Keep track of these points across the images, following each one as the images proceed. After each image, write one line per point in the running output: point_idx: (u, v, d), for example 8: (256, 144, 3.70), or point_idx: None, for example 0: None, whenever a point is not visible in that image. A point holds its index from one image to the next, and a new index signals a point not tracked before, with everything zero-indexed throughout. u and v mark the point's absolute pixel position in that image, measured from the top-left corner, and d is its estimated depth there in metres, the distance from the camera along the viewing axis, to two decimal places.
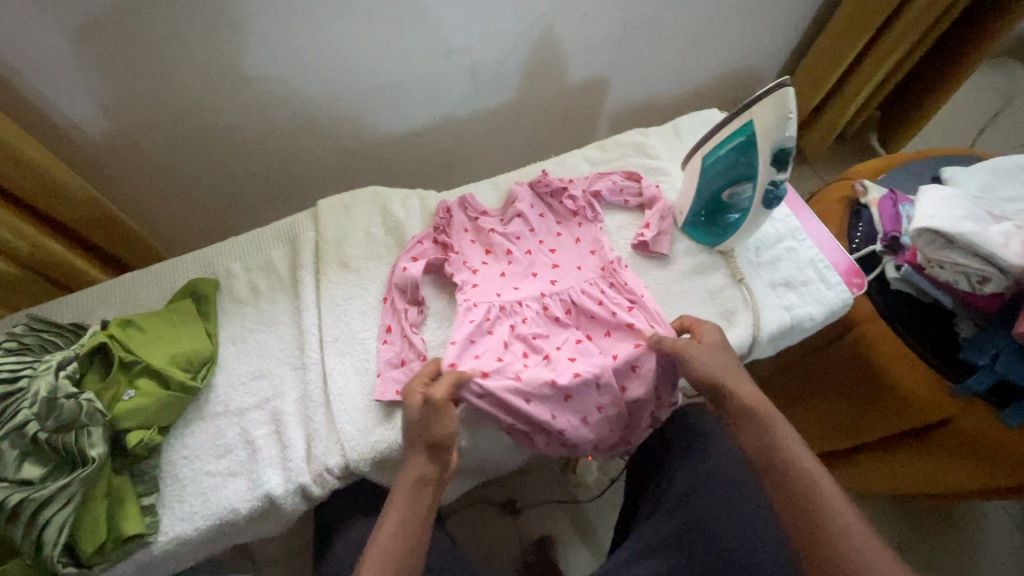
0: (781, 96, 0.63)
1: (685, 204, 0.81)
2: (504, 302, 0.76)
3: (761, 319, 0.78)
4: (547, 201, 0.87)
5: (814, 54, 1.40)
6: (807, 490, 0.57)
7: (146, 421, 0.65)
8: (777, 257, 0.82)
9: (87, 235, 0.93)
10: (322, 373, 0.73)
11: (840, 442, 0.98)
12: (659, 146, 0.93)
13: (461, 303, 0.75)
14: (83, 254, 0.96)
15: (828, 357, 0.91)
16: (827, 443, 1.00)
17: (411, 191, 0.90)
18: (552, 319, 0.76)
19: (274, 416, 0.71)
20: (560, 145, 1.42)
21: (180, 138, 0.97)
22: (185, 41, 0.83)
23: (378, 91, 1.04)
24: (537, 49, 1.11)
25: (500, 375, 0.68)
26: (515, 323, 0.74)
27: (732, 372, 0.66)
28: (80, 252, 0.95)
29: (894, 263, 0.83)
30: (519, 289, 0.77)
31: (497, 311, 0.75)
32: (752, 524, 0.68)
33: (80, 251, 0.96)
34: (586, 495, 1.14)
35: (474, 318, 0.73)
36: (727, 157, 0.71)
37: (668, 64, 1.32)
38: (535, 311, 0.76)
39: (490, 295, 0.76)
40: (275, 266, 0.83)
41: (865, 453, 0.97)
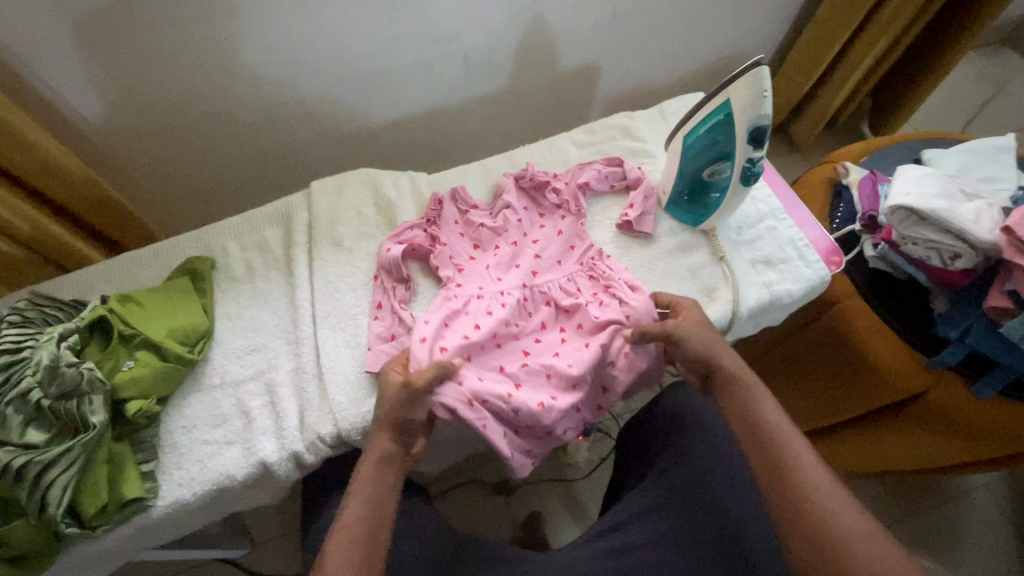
0: (756, 75, 0.65)
1: (668, 184, 0.83)
2: (484, 293, 0.77)
3: (741, 296, 0.80)
4: (533, 195, 0.89)
5: (804, 41, 1.42)
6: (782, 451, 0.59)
7: (145, 391, 0.68)
8: (757, 236, 0.85)
9: (87, 217, 0.96)
10: (314, 347, 0.76)
11: (818, 421, 1.01)
12: (645, 129, 0.96)
13: (442, 294, 0.77)
14: (82, 236, 0.98)
15: (807, 335, 0.94)
16: (805, 422, 1.04)
17: (402, 173, 0.92)
18: (526, 311, 0.78)
19: (268, 388, 0.74)
20: (552, 131, 1.44)
21: (177, 123, 0.99)
22: (182, 26, 0.85)
23: (372, 77, 1.06)
24: (528, 35, 1.13)
25: (464, 359, 0.71)
26: (493, 306, 0.76)
27: (715, 343, 0.68)
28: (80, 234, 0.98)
29: (871, 242, 0.85)
30: (501, 282, 0.79)
31: (475, 299, 0.77)
32: (733, 487, 0.71)
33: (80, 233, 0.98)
34: (575, 474, 1.17)
35: (452, 305, 0.75)
36: (706, 136, 0.73)
37: (659, 50, 1.34)
38: (514, 300, 0.77)
39: (472, 289, 0.78)
40: (270, 245, 0.86)
41: (842, 432, 1.00)
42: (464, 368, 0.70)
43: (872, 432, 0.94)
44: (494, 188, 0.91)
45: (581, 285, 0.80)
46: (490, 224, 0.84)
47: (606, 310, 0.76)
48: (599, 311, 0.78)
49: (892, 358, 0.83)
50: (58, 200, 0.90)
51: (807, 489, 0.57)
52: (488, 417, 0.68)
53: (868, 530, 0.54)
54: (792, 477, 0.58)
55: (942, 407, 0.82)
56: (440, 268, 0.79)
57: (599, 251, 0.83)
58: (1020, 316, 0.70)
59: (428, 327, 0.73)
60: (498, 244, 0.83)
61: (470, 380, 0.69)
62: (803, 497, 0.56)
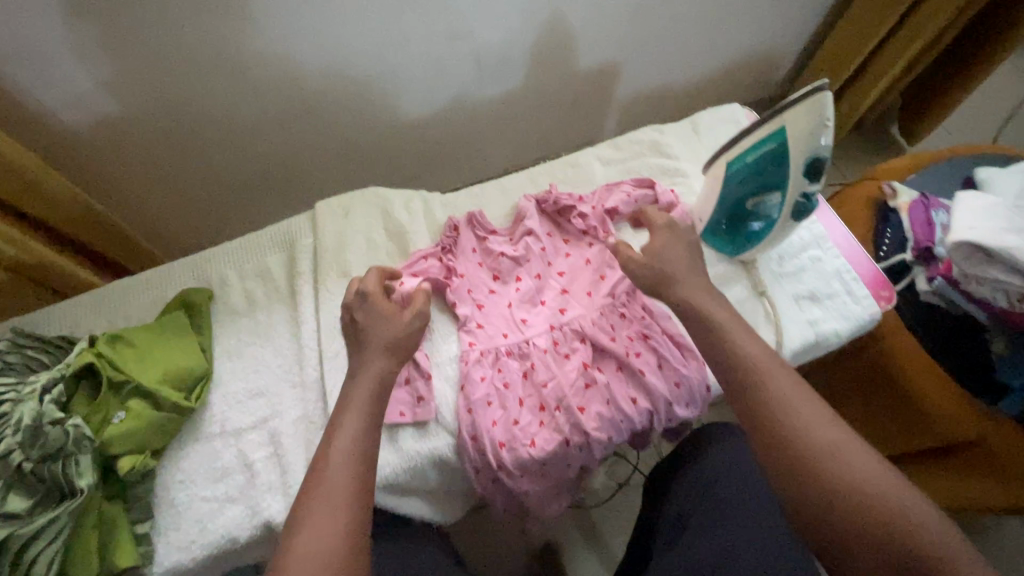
0: (818, 101, 0.58)
1: (704, 211, 0.75)
2: (511, 344, 0.73)
3: (784, 336, 0.74)
4: (557, 219, 0.83)
5: (831, 43, 1.33)
6: (758, 380, 0.54)
7: (138, 445, 0.63)
8: (801, 268, 0.78)
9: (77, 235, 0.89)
10: (321, 392, 0.70)
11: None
12: (677, 145, 0.88)
13: (469, 349, 0.72)
14: (71, 255, 0.91)
15: (850, 367, 0.87)
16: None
17: (413, 194, 0.85)
18: (562, 356, 0.72)
19: (273, 437, 0.68)
20: (568, 134, 1.35)
21: (170, 132, 0.92)
22: (173, 25, 0.77)
23: (378, 79, 0.98)
24: (544, 35, 1.05)
25: (515, 442, 0.67)
26: (527, 366, 0.72)
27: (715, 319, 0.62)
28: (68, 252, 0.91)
29: (926, 276, 0.79)
30: (526, 325, 0.74)
31: (505, 354, 0.72)
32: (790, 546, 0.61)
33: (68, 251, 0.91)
34: (592, 500, 1.10)
35: (485, 374, 0.71)
36: (754, 165, 0.65)
37: (682, 48, 1.25)
38: (547, 349, 0.72)
39: (496, 337, 0.73)
40: (272, 273, 0.79)
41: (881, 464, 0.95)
42: (518, 458, 0.66)
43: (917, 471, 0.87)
44: (514, 210, 0.84)
45: (613, 323, 0.74)
46: (511, 251, 0.78)
47: (645, 363, 0.71)
48: (638, 352, 0.72)
49: (941, 395, 0.77)
50: (42, 219, 0.83)
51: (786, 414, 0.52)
52: (547, 482, 0.70)
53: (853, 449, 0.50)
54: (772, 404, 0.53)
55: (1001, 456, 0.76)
56: (458, 304, 0.74)
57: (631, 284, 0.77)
58: None
59: (471, 417, 0.68)
60: (520, 277, 0.78)
61: (528, 466, 0.67)
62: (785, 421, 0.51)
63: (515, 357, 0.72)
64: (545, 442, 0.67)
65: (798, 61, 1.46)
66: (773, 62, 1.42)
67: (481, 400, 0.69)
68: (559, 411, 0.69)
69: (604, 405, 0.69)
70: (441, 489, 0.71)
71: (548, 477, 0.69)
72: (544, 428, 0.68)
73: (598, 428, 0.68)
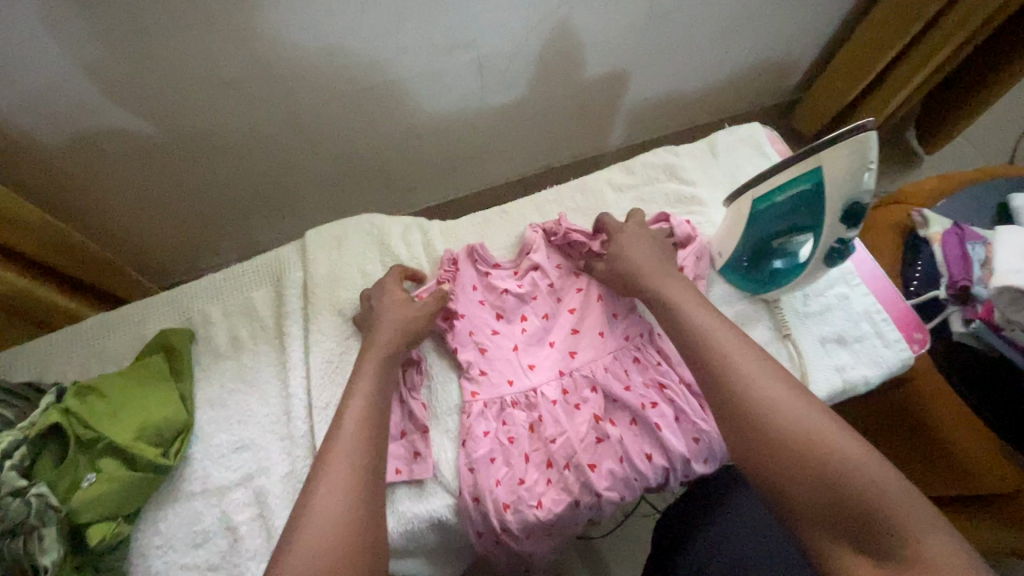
0: (862, 142, 0.52)
1: (727, 246, 0.70)
2: (517, 393, 0.68)
3: (810, 385, 0.68)
4: (566, 250, 0.77)
5: (845, 56, 1.26)
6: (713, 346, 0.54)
7: (109, 511, 0.57)
8: (827, 307, 0.72)
9: (58, 264, 0.83)
10: (310, 447, 0.65)
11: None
12: (694, 170, 0.82)
13: (472, 400, 0.67)
14: (53, 285, 0.85)
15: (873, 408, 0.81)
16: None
17: (411, 222, 0.80)
18: (571, 405, 0.67)
19: (258, 496, 0.63)
20: (574, 142, 1.28)
21: (149, 150, 0.85)
22: (148, 39, 0.70)
23: (375, 92, 0.91)
24: (551, 43, 0.98)
25: (521, 503, 0.62)
26: (534, 417, 0.67)
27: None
28: (52, 283, 0.85)
29: (962, 317, 0.73)
30: (534, 371, 0.69)
31: (510, 404, 0.67)
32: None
33: (52, 281, 0.85)
34: (599, 532, 0.99)
35: (489, 427, 0.66)
36: (785, 205, 0.60)
37: (696, 54, 1.18)
38: (556, 398, 0.67)
39: (501, 385, 0.68)
40: (258, 311, 0.73)
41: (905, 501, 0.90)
42: (524, 520, 0.61)
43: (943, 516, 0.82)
44: (519, 241, 0.79)
45: (626, 370, 0.69)
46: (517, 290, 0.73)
47: (662, 416, 0.66)
48: (654, 403, 0.67)
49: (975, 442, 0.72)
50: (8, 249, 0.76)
51: (733, 369, 0.52)
52: (552, 543, 0.65)
53: (797, 402, 0.48)
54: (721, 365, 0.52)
55: None
56: (459, 348, 0.69)
57: (645, 326, 0.72)
58: None
59: (473, 475, 0.63)
60: (525, 317, 0.73)
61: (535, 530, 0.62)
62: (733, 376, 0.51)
63: (522, 407, 0.67)
64: (552, 503, 0.62)
65: (816, 67, 1.39)
66: (790, 66, 1.35)
67: (485, 457, 0.64)
68: (568, 469, 0.63)
69: (616, 463, 0.64)
70: (439, 548, 0.66)
71: (555, 539, 0.64)
72: (551, 488, 0.63)
73: (611, 488, 0.63)
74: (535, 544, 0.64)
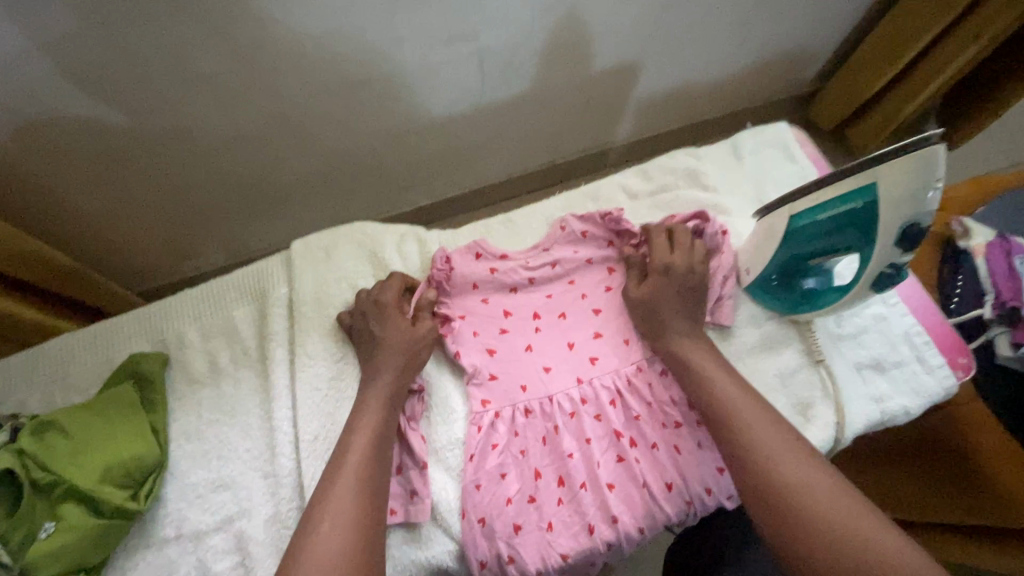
0: (927, 156, 0.47)
1: (755, 263, 0.63)
2: (530, 400, 0.63)
3: (846, 416, 0.62)
4: (603, 245, 0.72)
5: (869, 47, 1.18)
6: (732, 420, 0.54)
7: (72, 564, 0.52)
8: (864, 328, 0.66)
9: (29, 278, 0.75)
10: (296, 486, 0.59)
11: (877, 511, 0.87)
12: (716, 175, 0.75)
13: (482, 410, 0.62)
14: (27, 301, 0.78)
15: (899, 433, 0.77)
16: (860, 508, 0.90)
17: (406, 231, 0.73)
18: (590, 417, 0.62)
19: (238, 542, 0.57)
20: (580, 137, 1.21)
21: (121, 150, 0.78)
22: (108, 31, 0.62)
23: (366, 86, 0.83)
24: (558, 33, 0.90)
25: (531, 525, 0.57)
26: (549, 429, 0.62)
27: (759, 416, 0.54)
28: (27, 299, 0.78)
29: (1010, 341, 0.66)
30: (550, 375, 0.64)
31: (522, 414, 0.62)
32: None
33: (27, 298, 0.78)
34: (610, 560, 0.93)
35: (498, 438, 0.61)
36: (827, 224, 0.54)
37: (711, 43, 1.10)
38: (572, 408, 0.63)
39: (513, 391, 0.63)
40: (239, 332, 0.67)
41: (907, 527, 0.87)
42: (535, 545, 0.56)
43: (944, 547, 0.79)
44: (545, 233, 0.74)
45: (651, 383, 0.64)
46: (528, 283, 0.69)
47: (688, 436, 0.61)
48: (680, 422, 0.62)
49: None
50: None
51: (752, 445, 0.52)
52: None
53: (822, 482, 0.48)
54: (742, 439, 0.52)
55: None
56: (465, 353, 0.64)
57: None
58: None
59: (479, 494, 0.58)
60: (540, 316, 0.68)
61: (546, 561, 0.56)
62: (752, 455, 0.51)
63: (534, 416, 0.63)
64: (564, 525, 0.58)
65: (836, 58, 1.31)
66: (809, 57, 1.27)
67: (492, 472, 0.59)
68: (583, 489, 0.59)
69: (635, 487, 0.59)
70: None
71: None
72: (563, 508, 0.59)
73: (629, 514, 0.58)
74: None
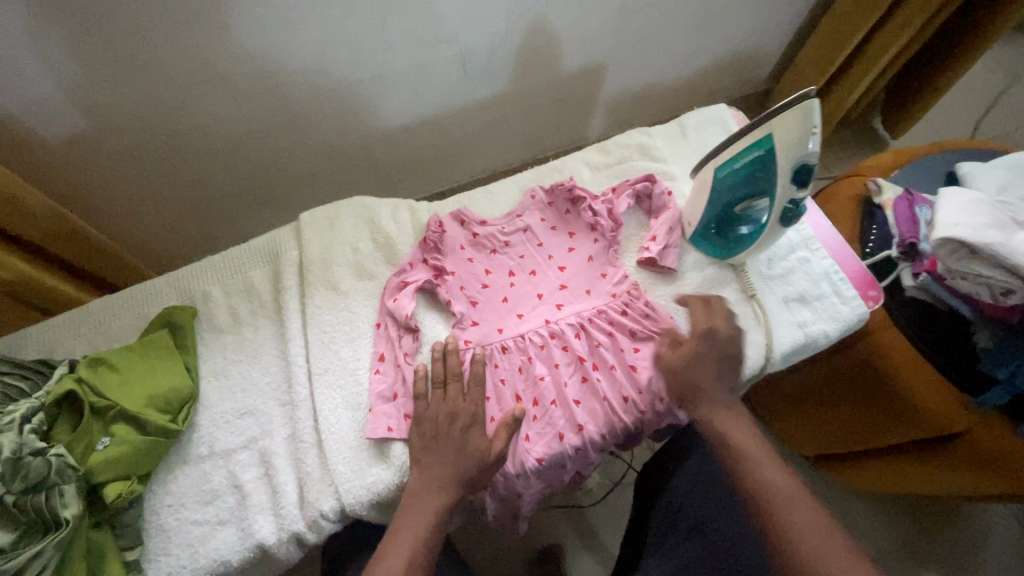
0: (805, 108, 0.58)
1: (695, 215, 0.76)
2: (506, 339, 0.74)
3: (774, 340, 0.74)
4: (565, 210, 0.83)
5: (812, 46, 1.32)
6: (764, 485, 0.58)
7: (124, 472, 0.61)
8: (789, 270, 0.78)
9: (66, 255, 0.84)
10: (311, 411, 0.69)
11: (817, 449, 1.01)
12: (665, 148, 0.88)
13: (466, 348, 0.72)
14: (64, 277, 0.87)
15: (823, 371, 0.89)
16: (804, 449, 1.05)
17: (400, 203, 0.84)
18: (558, 349, 0.74)
19: (263, 457, 0.68)
20: (555, 133, 1.33)
21: (150, 143, 0.87)
22: (150, 41, 0.73)
23: (362, 86, 0.95)
24: (529, 37, 1.02)
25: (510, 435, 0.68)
26: (523, 361, 0.73)
27: (788, 487, 0.58)
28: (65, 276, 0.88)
29: (911, 272, 0.79)
30: (523, 319, 0.76)
31: (500, 350, 0.73)
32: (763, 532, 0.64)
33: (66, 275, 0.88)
34: (587, 499, 1.09)
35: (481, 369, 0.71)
36: (742, 170, 0.66)
37: (670, 46, 1.23)
38: (544, 343, 0.74)
39: (492, 332, 0.74)
40: (256, 289, 0.78)
41: (839, 463, 1.02)
42: (517, 451, 0.67)
43: (883, 471, 0.92)
44: (517, 202, 0.86)
45: (611, 320, 0.75)
46: (504, 246, 0.81)
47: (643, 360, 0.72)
48: (635, 349, 0.73)
49: (945, 408, 0.76)
50: (31, 241, 0.78)
51: (788, 522, 0.55)
52: (541, 484, 0.70)
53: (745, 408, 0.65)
54: (771, 511, 0.56)
55: (987, 452, 0.76)
56: (452, 302, 0.75)
57: (631, 281, 0.78)
58: None
59: None
60: (515, 274, 0.79)
61: (524, 464, 0.67)
62: (777, 526, 0.55)
63: (511, 351, 0.73)
64: (539, 435, 0.68)
65: (785, 57, 1.45)
66: (761, 57, 1.41)
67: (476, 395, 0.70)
68: (554, 406, 0.70)
69: (598, 402, 0.70)
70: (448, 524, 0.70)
71: (543, 479, 0.69)
72: (537, 423, 0.69)
73: (592, 424, 0.69)
74: (524, 486, 0.68)
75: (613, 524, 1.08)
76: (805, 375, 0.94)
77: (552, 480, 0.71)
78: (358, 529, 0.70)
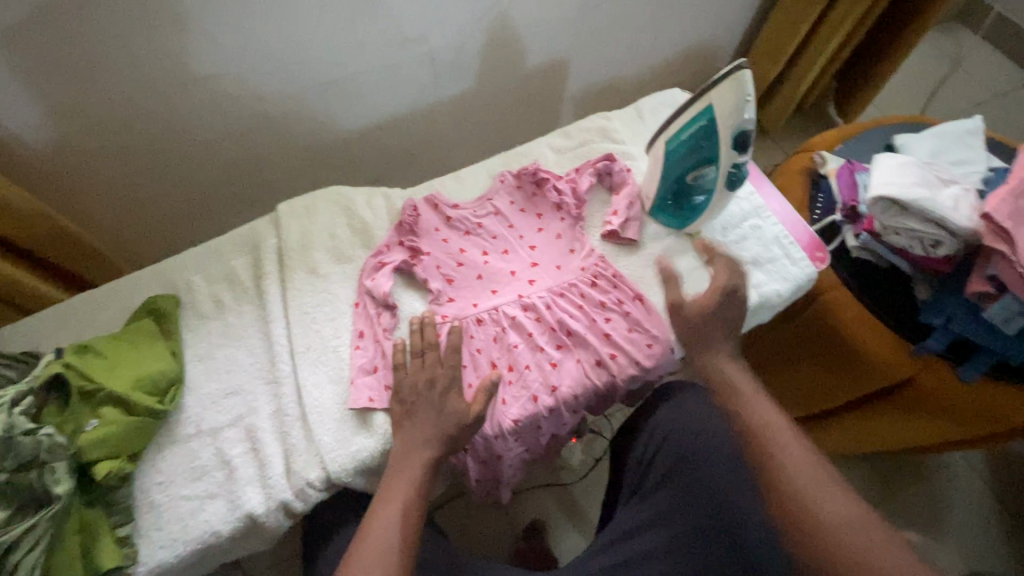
0: (739, 79, 0.66)
1: (651, 188, 0.81)
2: (481, 312, 0.77)
3: None
4: (532, 192, 0.88)
5: (763, 37, 1.40)
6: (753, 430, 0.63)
7: (114, 450, 0.63)
8: (743, 236, 0.84)
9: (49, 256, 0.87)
10: (295, 387, 0.72)
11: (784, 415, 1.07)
12: (624, 130, 0.93)
13: (442, 322, 0.76)
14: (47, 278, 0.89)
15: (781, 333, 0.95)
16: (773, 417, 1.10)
17: (375, 190, 0.88)
18: (531, 320, 0.78)
19: (250, 434, 0.70)
20: (523, 129, 1.38)
21: (128, 145, 0.90)
22: (129, 46, 0.76)
23: (335, 86, 0.99)
24: (493, 34, 1.07)
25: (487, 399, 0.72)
26: (497, 331, 0.77)
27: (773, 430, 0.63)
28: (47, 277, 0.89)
29: (854, 232, 0.86)
30: (497, 294, 0.79)
31: (476, 322, 0.77)
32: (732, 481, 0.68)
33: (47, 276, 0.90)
34: (570, 477, 1.12)
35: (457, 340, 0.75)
36: (689, 140, 0.72)
37: (629, 41, 1.30)
38: (517, 314, 0.78)
39: (467, 307, 0.78)
40: (238, 277, 0.80)
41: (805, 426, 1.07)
42: (494, 413, 0.71)
43: (845, 428, 0.98)
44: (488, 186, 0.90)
45: (580, 292, 0.80)
46: (477, 227, 0.84)
47: (612, 327, 0.77)
48: (604, 319, 0.78)
49: (891, 358, 0.82)
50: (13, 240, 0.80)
51: (776, 467, 0.59)
52: (518, 445, 0.73)
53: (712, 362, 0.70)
54: (756, 454, 0.61)
55: (931, 394, 0.82)
56: (428, 279, 0.78)
57: (598, 255, 0.82)
58: (1001, 301, 0.71)
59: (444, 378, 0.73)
60: (487, 252, 0.83)
61: (502, 424, 0.71)
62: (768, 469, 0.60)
63: (486, 323, 0.77)
64: (515, 398, 0.72)
65: (740, 49, 1.52)
66: (716, 50, 1.48)
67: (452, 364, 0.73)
68: (528, 371, 0.74)
69: (570, 366, 0.74)
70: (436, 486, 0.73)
71: (520, 440, 0.73)
72: (512, 387, 0.73)
73: (565, 386, 0.73)
74: (501, 446, 0.72)
75: (596, 497, 1.11)
76: (765, 342, 0.99)
77: (528, 440, 0.75)
78: (343, 499, 0.73)
